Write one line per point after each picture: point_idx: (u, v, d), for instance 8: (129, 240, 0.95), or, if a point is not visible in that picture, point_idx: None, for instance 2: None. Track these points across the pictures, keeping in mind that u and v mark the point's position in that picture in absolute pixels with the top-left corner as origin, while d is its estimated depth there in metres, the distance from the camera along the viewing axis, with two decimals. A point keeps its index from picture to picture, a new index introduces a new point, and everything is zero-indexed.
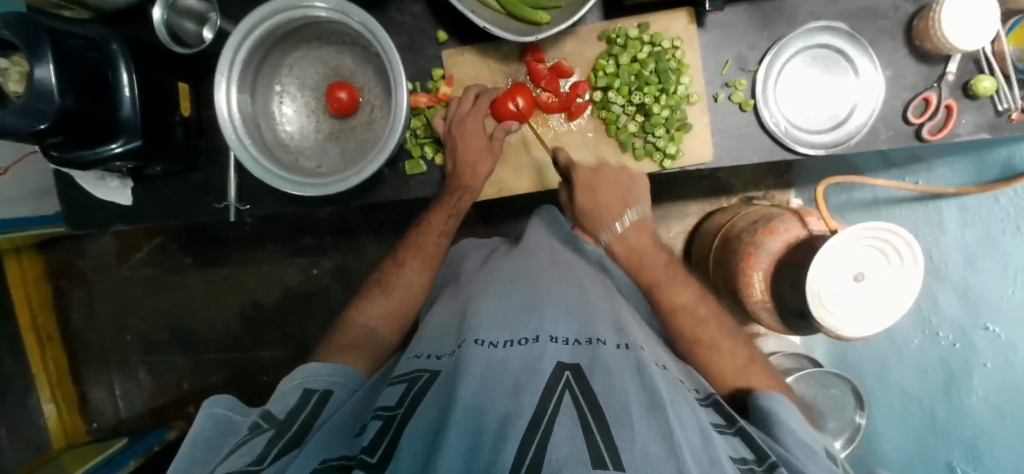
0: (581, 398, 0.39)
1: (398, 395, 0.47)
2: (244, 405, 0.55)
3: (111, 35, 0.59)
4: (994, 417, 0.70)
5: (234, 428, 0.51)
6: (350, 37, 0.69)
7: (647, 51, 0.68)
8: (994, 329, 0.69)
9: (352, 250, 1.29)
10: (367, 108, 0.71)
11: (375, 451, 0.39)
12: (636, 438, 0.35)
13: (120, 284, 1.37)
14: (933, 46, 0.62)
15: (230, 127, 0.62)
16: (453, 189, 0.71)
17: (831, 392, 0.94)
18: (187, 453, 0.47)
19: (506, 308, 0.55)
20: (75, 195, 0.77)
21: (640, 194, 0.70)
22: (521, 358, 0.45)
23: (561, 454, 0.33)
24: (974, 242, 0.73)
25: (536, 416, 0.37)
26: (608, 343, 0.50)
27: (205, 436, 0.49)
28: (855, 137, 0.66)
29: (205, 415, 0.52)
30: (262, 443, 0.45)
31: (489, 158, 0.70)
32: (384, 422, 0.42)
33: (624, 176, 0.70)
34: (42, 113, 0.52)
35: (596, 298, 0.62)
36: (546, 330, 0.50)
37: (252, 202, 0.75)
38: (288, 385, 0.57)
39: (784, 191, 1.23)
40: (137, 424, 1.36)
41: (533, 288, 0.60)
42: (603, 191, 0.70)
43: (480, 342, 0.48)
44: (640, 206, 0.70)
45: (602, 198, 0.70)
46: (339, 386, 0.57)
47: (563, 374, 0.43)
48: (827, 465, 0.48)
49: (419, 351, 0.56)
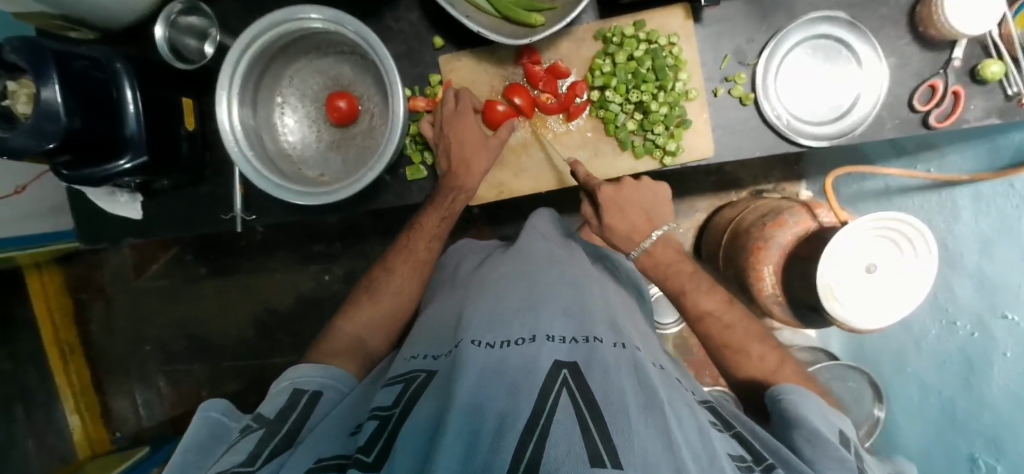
0: (579, 395, 0.39)
1: (394, 395, 0.47)
2: (237, 411, 0.55)
3: (115, 56, 0.61)
4: (1015, 408, 0.68)
5: (227, 434, 0.52)
6: (347, 46, 0.69)
7: (643, 48, 0.68)
8: (1012, 318, 0.67)
9: (362, 255, 1.30)
10: (367, 116, 0.72)
11: (372, 450, 0.39)
12: (634, 437, 0.35)
13: (138, 295, 1.40)
14: (937, 32, 0.61)
15: (232, 140, 0.63)
16: (446, 191, 0.72)
17: (848, 385, 0.93)
18: (180, 454, 0.48)
19: (503, 309, 0.55)
20: (90, 211, 0.79)
21: (663, 218, 0.70)
22: (517, 358, 0.45)
23: (557, 453, 0.32)
24: (990, 229, 0.71)
25: (532, 419, 0.36)
26: (604, 341, 0.50)
27: (199, 440, 0.50)
28: (860, 127, 0.65)
29: (200, 420, 0.52)
30: (252, 442, 0.46)
31: (484, 155, 0.70)
32: (380, 423, 0.43)
33: (653, 196, 0.69)
34: (51, 134, 0.53)
35: (594, 297, 0.62)
36: (542, 330, 0.50)
37: (257, 212, 0.76)
38: (277, 386, 0.57)
39: (794, 183, 1.21)
40: (158, 432, 1.39)
41: (527, 290, 0.59)
42: (631, 208, 0.69)
43: (476, 344, 0.48)
44: (666, 228, 0.69)
45: (631, 218, 0.68)
46: (329, 388, 0.58)
47: (560, 372, 0.42)
48: (835, 450, 0.46)
49: (416, 352, 0.56)
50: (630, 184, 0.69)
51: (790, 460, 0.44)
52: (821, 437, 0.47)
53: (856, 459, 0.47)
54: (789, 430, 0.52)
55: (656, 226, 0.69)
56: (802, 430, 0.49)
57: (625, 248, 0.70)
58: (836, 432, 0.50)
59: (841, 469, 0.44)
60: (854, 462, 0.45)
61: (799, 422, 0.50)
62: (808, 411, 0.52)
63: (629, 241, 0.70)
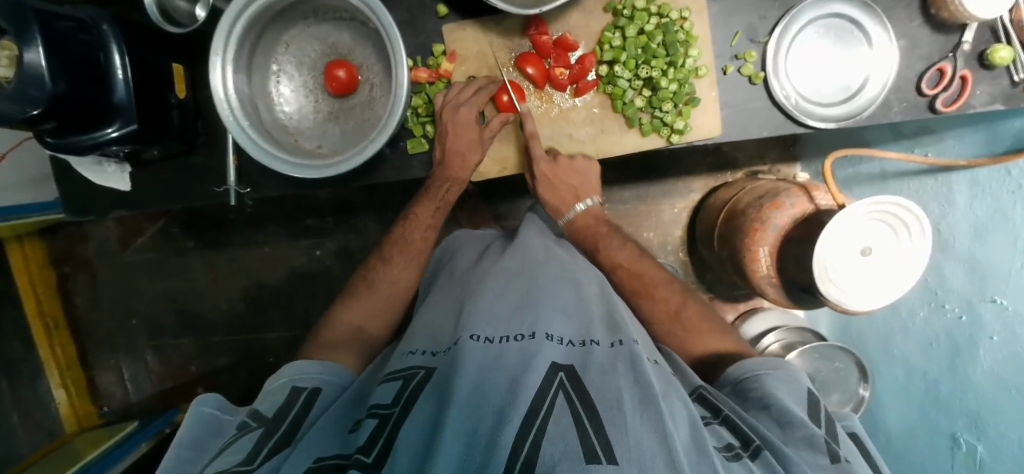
0: (575, 398, 0.39)
1: (392, 393, 0.46)
2: (232, 405, 0.54)
3: (101, 17, 0.57)
4: (1001, 391, 0.70)
5: (222, 429, 0.50)
6: (348, 12, 0.66)
7: (654, 22, 0.66)
8: (1001, 302, 0.68)
9: (354, 230, 1.28)
10: (367, 86, 0.69)
11: (372, 450, 0.39)
12: (629, 433, 0.35)
13: (124, 269, 1.37)
14: (949, 14, 0.60)
15: (227, 110, 0.60)
16: (443, 179, 0.72)
17: (835, 366, 0.95)
18: (174, 451, 0.46)
19: (502, 304, 0.54)
20: (73, 181, 0.76)
21: (592, 192, 0.75)
22: (517, 352, 0.45)
23: (554, 453, 0.32)
24: (984, 215, 0.71)
25: (530, 413, 0.36)
26: (602, 343, 0.49)
27: (193, 437, 0.48)
28: (868, 110, 0.64)
29: (193, 415, 0.51)
30: (250, 442, 0.45)
31: (479, 150, 0.70)
32: (380, 421, 0.42)
33: (584, 176, 0.73)
34: (35, 100, 0.50)
35: (592, 295, 0.61)
36: (542, 327, 0.50)
37: (252, 185, 0.74)
38: (275, 383, 0.56)
39: (790, 165, 1.21)
40: (148, 406, 1.39)
41: (525, 285, 0.58)
42: (563, 186, 0.73)
43: (475, 339, 0.47)
44: (590, 202, 0.76)
45: (560, 195, 0.74)
46: (328, 385, 0.56)
47: (556, 374, 0.42)
48: (804, 429, 0.45)
49: (415, 347, 0.55)
50: (565, 163, 0.71)
51: (774, 442, 0.43)
52: (790, 417, 0.46)
53: (825, 434, 0.46)
54: (755, 407, 0.50)
55: (580, 199, 0.75)
56: (771, 411, 0.48)
57: (553, 215, 0.78)
58: (805, 407, 0.50)
59: (810, 451, 0.44)
60: (824, 438, 0.45)
61: (768, 403, 0.49)
62: (778, 389, 0.51)
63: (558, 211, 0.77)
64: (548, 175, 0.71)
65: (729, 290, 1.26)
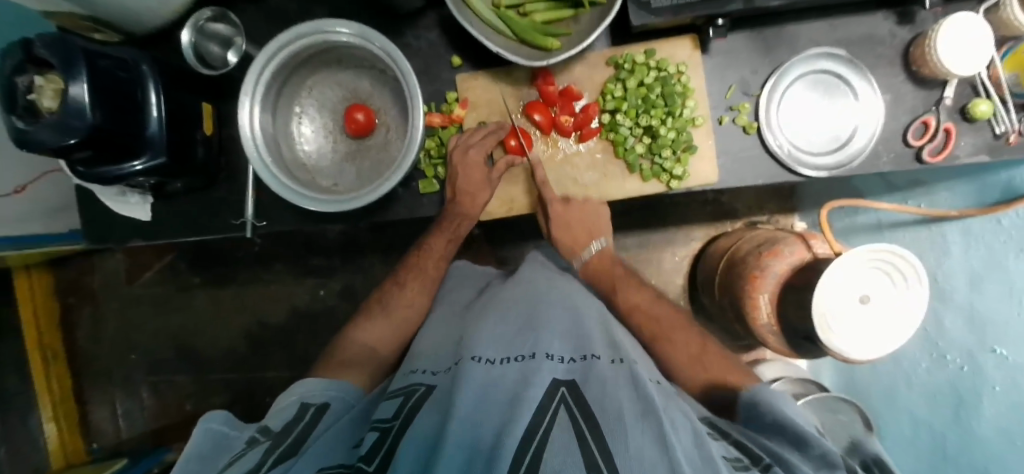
0: (575, 409, 0.38)
1: (393, 409, 0.45)
2: (238, 420, 0.52)
3: (143, 57, 0.63)
4: (1005, 442, 0.67)
5: (231, 444, 0.48)
6: (369, 61, 0.72)
7: (654, 76, 0.71)
8: (1001, 352, 0.67)
9: (360, 271, 1.29)
10: (384, 129, 0.74)
11: (373, 460, 0.38)
12: (630, 445, 0.34)
13: (128, 301, 1.37)
14: (930, 71, 0.65)
15: (252, 146, 0.64)
16: (453, 216, 0.74)
17: (840, 418, 0.90)
18: (182, 466, 0.45)
19: (502, 330, 0.55)
20: (96, 211, 0.78)
21: (604, 233, 0.77)
22: (517, 373, 0.44)
23: (557, 462, 0.32)
24: (979, 265, 0.72)
25: (531, 427, 0.35)
26: (602, 359, 0.49)
27: (200, 453, 0.47)
28: (857, 159, 0.68)
29: (201, 432, 0.49)
30: (258, 454, 0.44)
31: (489, 189, 0.73)
32: (382, 433, 0.41)
33: (595, 216, 0.75)
34: (75, 130, 0.53)
35: (591, 318, 0.60)
36: (542, 348, 0.50)
37: (268, 219, 0.76)
38: (283, 401, 0.56)
39: (788, 215, 1.24)
40: (137, 445, 1.34)
41: (527, 313, 0.59)
42: (576, 226, 0.75)
43: (477, 360, 0.47)
44: (604, 242, 0.77)
45: (574, 233, 0.76)
46: (337, 400, 0.57)
47: (558, 390, 0.41)
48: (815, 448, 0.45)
49: (417, 367, 0.55)
50: (577, 205, 0.75)
51: (784, 458, 0.43)
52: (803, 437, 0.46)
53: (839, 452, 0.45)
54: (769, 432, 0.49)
55: (595, 240, 0.77)
56: (784, 433, 0.47)
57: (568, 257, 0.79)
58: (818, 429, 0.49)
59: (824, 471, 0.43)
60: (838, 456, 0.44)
61: (780, 425, 0.48)
62: (789, 412, 0.50)
63: (572, 254, 0.78)
64: (562, 215, 0.74)
65: (734, 339, 1.25)
